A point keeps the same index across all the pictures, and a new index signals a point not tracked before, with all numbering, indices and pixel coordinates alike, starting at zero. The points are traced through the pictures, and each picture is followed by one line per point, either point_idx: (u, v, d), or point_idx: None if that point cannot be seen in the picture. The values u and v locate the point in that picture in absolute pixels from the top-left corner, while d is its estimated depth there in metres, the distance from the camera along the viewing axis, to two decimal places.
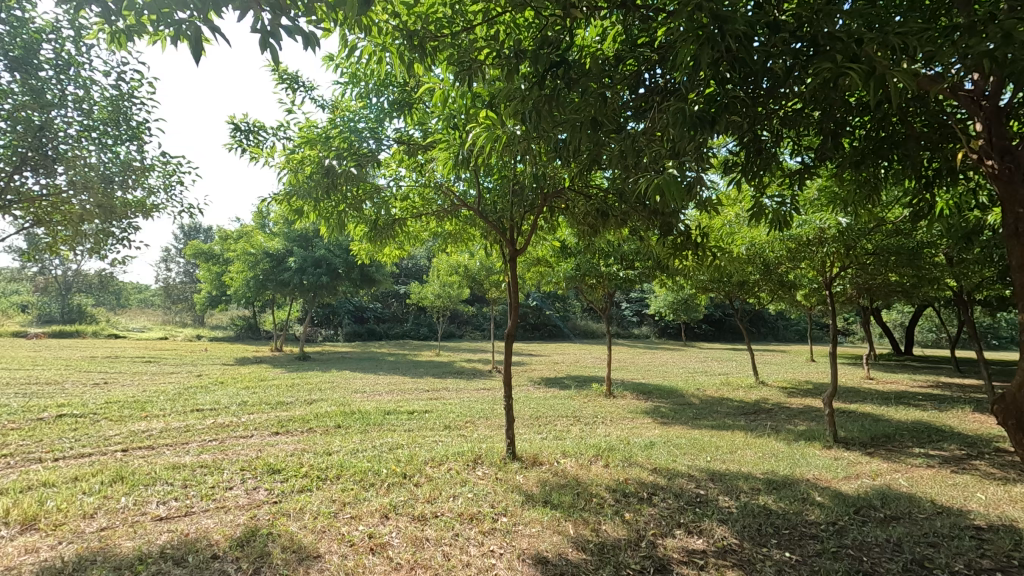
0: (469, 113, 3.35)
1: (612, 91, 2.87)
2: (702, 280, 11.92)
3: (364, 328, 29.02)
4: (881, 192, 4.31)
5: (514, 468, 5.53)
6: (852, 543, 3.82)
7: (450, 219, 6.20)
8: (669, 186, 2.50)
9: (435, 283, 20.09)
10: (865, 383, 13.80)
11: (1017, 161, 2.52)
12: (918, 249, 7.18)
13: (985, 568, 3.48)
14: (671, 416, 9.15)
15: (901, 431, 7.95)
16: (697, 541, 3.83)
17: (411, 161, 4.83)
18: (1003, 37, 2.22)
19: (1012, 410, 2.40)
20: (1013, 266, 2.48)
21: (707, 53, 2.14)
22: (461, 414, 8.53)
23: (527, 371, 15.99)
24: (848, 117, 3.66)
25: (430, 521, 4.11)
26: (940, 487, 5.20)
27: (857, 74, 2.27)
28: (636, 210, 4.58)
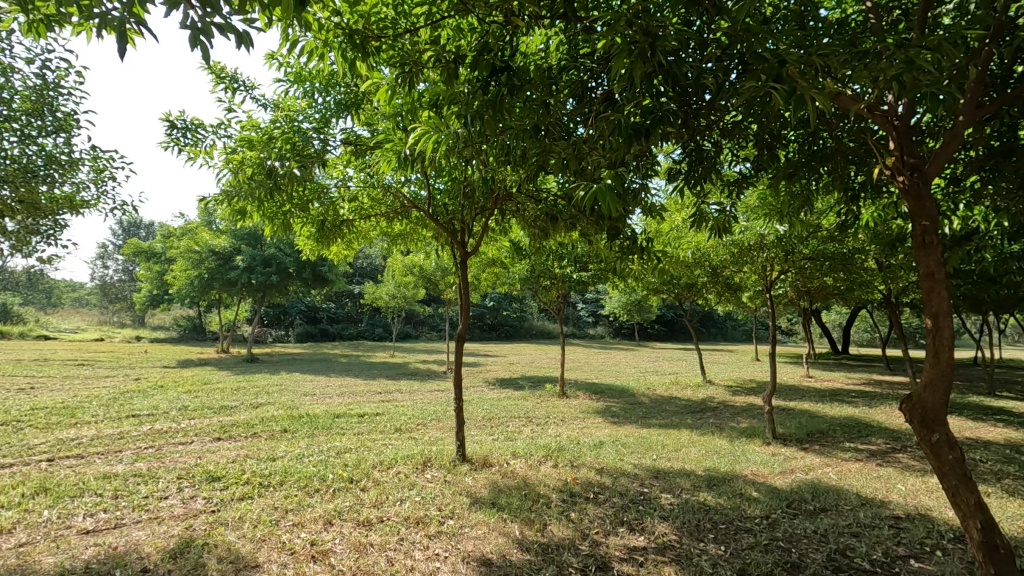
0: (414, 116, 3.34)
1: (555, 99, 2.92)
2: (652, 282, 12.27)
3: (317, 328, 28.32)
4: (813, 203, 4.55)
5: (463, 470, 5.54)
6: (782, 535, 4.02)
7: (401, 219, 6.16)
8: (604, 194, 2.57)
9: (390, 283, 19.84)
10: (805, 381, 14.50)
11: (924, 177, 2.71)
12: (849, 256, 7.62)
13: (900, 554, 3.72)
14: (621, 415, 9.36)
15: (833, 427, 8.41)
16: (638, 539, 3.95)
17: (359, 161, 4.78)
18: (907, 62, 2.41)
19: (917, 409, 2.56)
20: (922, 273, 2.64)
21: (638, 70, 2.20)
22: (413, 416, 8.46)
23: (481, 371, 16.00)
24: (782, 131, 3.84)
25: (376, 526, 4.07)
26: (865, 480, 5.53)
27: (779, 94, 2.39)
28: (583, 216, 4.68)
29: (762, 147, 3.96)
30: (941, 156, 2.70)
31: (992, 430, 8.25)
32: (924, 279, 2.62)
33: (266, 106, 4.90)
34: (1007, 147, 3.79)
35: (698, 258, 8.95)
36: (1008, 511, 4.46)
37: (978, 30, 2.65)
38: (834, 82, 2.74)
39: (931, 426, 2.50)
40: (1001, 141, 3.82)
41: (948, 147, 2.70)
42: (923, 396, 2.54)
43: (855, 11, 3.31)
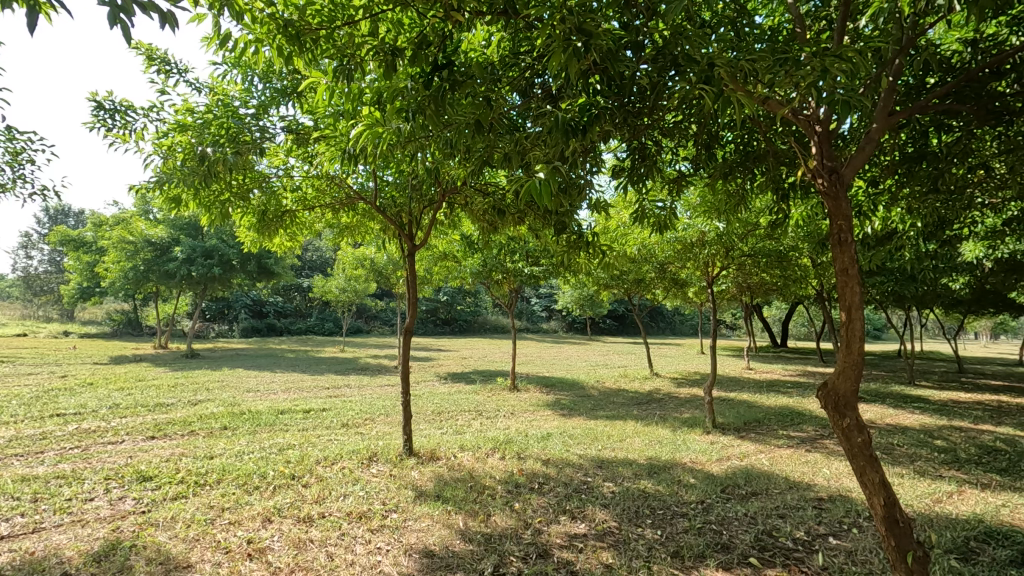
0: (357, 107, 3.28)
1: (496, 95, 2.93)
2: (602, 277, 12.52)
3: (263, 323, 27.41)
4: (749, 202, 4.75)
5: (410, 464, 5.52)
6: (715, 519, 4.21)
7: (347, 211, 6.07)
8: (541, 189, 2.61)
9: (339, 276, 19.44)
10: (746, 373, 15.18)
11: (840, 180, 2.89)
12: (785, 253, 8.00)
13: (821, 533, 3.97)
14: (570, 407, 9.54)
15: (769, 416, 8.85)
16: (579, 526, 4.05)
17: (301, 151, 4.67)
18: (824, 70, 2.55)
19: (831, 396, 2.73)
20: (838, 269, 2.81)
21: (573, 69, 2.24)
22: (361, 411, 8.34)
23: (433, 366, 15.94)
24: (719, 132, 4.00)
25: (317, 522, 4.01)
26: (794, 465, 5.86)
27: (709, 96, 2.48)
28: (530, 210, 4.74)
29: (700, 146, 4.12)
30: (857, 161, 2.90)
31: (909, 416, 8.89)
32: (839, 274, 2.79)
33: (201, 90, 4.71)
34: (918, 153, 4.09)
35: (643, 254, 9.21)
36: (918, 490, 4.84)
37: (889, 43, 2.85)
38: (762, 87, 2.87)
39: (842, 411, 2.67)
40: (914, 147, 4.12)
41: (863, 152, 2.89)
42: (837, 383, 2.70)
43: (785, 20, 3.48)
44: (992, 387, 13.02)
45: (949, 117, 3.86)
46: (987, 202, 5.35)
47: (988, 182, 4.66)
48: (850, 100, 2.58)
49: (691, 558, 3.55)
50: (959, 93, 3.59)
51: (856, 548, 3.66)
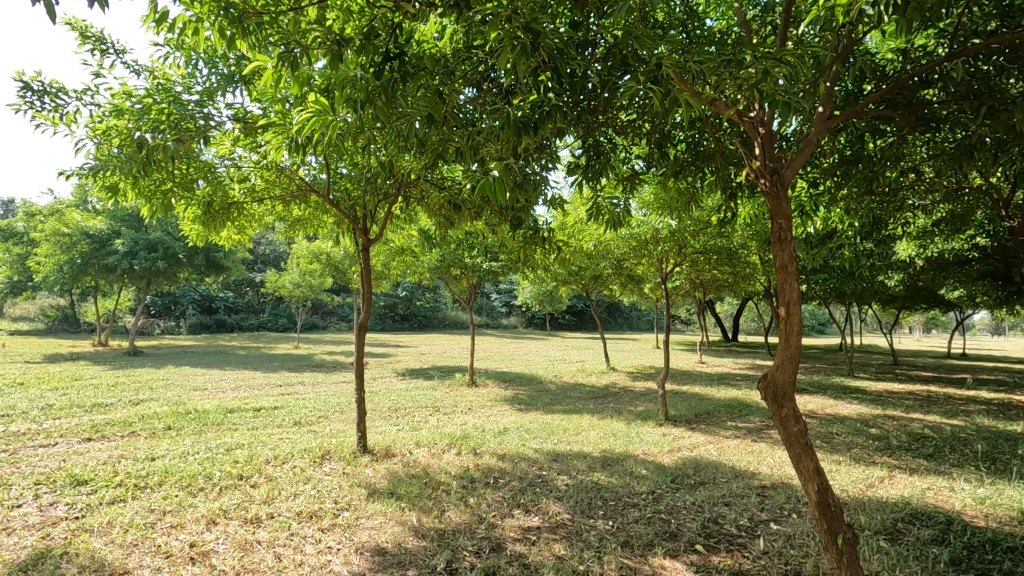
0: (306, 97, 3.19)
1: (450, 88, 2.88)
2: (560, 273, 12.67)
3: (213, 318, 26.45)
4: (699, 200, 4.87)
5: (364, 461, 5.45)
6: (665, 508, 4.34)
7: (298, 204, 5.92)
8: (491, 185, 2.61)
9: (294, 271, 18.96)
10: (698, 367, 15.67)
11: (780, 180, 3.02)
12: (734, 251, 8.29)
13: (762, 519, 4.14)
14: (528, 402, 9.63)
15: (718, 408, 9.17)
16: (533, 519, 4.10)
17: (248, 141, 4.52)
18: (763, 72, 2.65)
19: (770, 387, 2.84)
20: (779, 265, 2.92)
21: (522, 65, 2.24)
22: (314, 409, 8.17)
23: (391, 361, 15.77)
24: (670, 132, 4.10)
25: (265, 523, 3.91)
26: (740, 455, 6.10)
27: (656, 94, 2.54)
28: (486, 206, 4.74)
29: (652, 145, 4.20)
30: (796, 163, 3.02)
31: (847, 407, 9.38)
32: (779, 271, 2.91)
33: (141, 73, 4.48)
34: (855, 156, 4.30)
35: (600, 250, 9.36)
36: (853, 476, 5.12)
37: (826, 48, 2.98)
38: (709, 89, 2.95)
39: (781, 402, 2.79)
40: (852, 150, 4.33)
41: (802, 154, 3.02)
42: (776, 375, 2.81)
43: (732, 25, 3.58)
44: (921, 378, 13.88)
45: (883, 122, 4.07)
46: (917, 204, 5.69)
47: (918, 185, 4.96)
48: (790, 102, 2.67)
49: (640, 547, 3.63)
50: (891, 99, 3.78)
51: (794, 533, 3.83)
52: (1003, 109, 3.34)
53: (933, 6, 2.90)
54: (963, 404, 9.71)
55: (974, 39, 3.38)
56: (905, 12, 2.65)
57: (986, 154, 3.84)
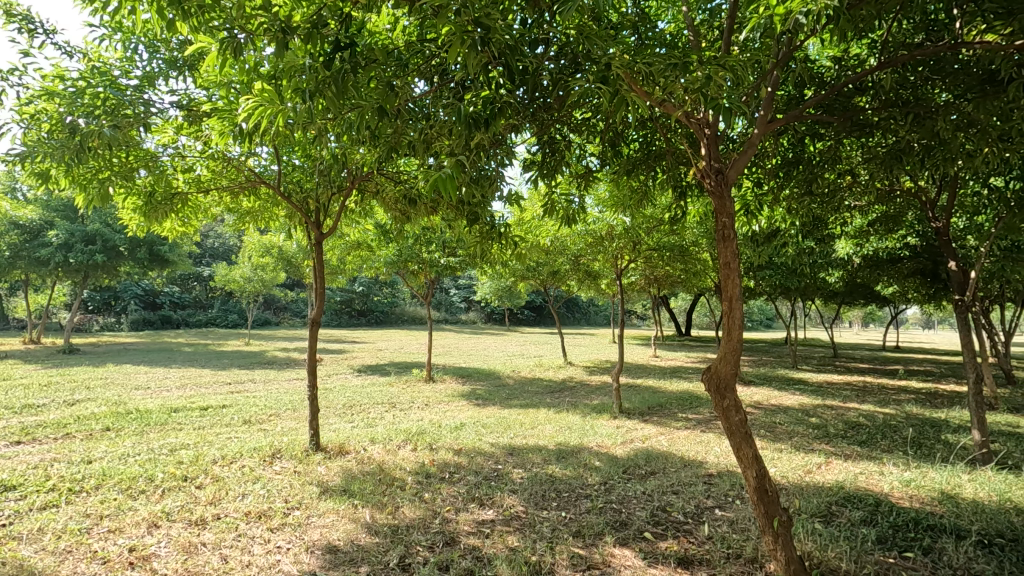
0: (253, 86, 3.10)
1: (403, 82, 2.84)
2: (518, 268, 12.75)
3: (157, 314, 25.32)
4: (651, 198, 4.99)
5: (316, 459, 5.36)
6: (616, 498, 4.45)
7: (247, 197, 5.75)
8: (441, 181, 2.59)
9: (245, 265, 18.38)
10: (653, 361, 16.08)
11: (723, 179, 3.13)
12: (686, 248, 8.56)
13: (708, 506, 4.31)
14: (486, 397, 9.67)
15: (670, 400, 9.44)
16: (487, 512, 4.13)
17: (192, 129, 4.36)
18: (707, 76, 2.73)
19: (713, 379, 2.95)
20: (723, 261, 3.04)
21: (471, 60, 2.24)
22: (265, 407, 7.95)
23: (346, 358, 15.50)
24: (623, 131, 4.19)
25: (210, 525, 3.79)
26: (690, 445, 6.32)
27: (605, 94, 2.58)
28: (443, 201, 4.72)
29: (606, 143, 4.29)
30: (740, 164, 3.14)
31: (790, 397, 9.83)
32: (722, 267, 3.03)
33: (74, 55, 4.24)
34: (796, 157, 4.50)
35: (557, 246, 9.47)
36: (793, 463, 5.38)
37: (767, 54, 3.09)
38: (658, 90, 3.03)
39: (723, 393, 2.90)
40: (793, 152, 4.53)
41: (745, 156, 3.14)
42: (718, 367, 2.93)
43: (682, 28, 3.69)
44: (858, 369, 14.70)
45: (822, 127, 4.27)
46: (855, 205, 6.00)
47: (854, 187, 5.23)
48: (732, 105, 2.77)
49: (591, 536, 3.72)
50: (829, 105, 3.96)
51: (737, 518, 4.00)
52: (928, 117, 3.56)
53: (863, 17, 3.07)
54: (894, 394, 10.34)
55: (902, 50, 3.59)
56: (838, 23, 2.79)
57: (914, 159, 4.08)
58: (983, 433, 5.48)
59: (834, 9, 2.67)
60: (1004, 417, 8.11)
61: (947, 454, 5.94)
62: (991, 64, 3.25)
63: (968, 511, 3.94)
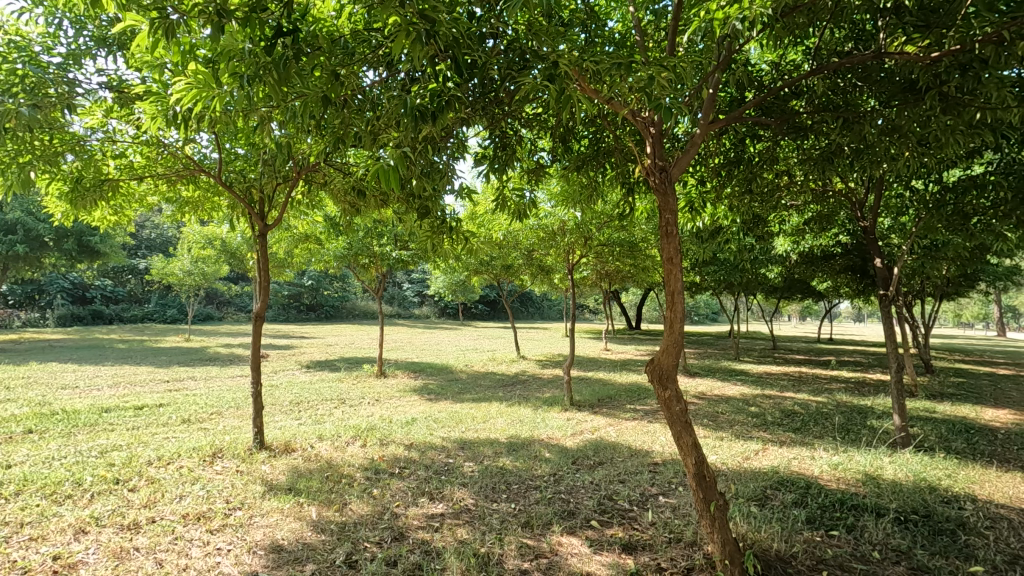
0: (188, 68, 2.96)
1: (349, 71, 2.77)
2: (471, 262, 12.73)
3: (87, 309, 23.79)
4: (600, 193, 5.08)
5: (260, 458, 5.20)
6: (565, 488, 4.54)
7: (187, 186, 5.50)
8: (384, 173, 2.54)
9: (184, 257, 17.55)
10: (604, 354, 16.44)
11: (666, 177, 3.23)
12: (634, 244, 8.79)
13: (653, 493, 4.44)
14: (438, 391, 9.63)
15: (619, 392, 9.68)
16: (437, 506, 4.12)
17: (123, 113, 4.12)
18: (650, 77, 2.80)
19: (656, 370, 3.04)
20: (666, 256, 3.13)
21: (416, 53, 2.21)
22: (206, 405, 7.64)
23: (293, 354, 15.03)
24: (574, 127, 4.24)
25: (144, 528, 3.62)
26: (636, 435, 6.51)
27: (551, 92, 2.61)
28: (392, 193, 4.64)
29: (557, 139, 4.33)
30: (682, 162, 3.25)
31: (732, 388, 10.27)
32: (665, 262, 3.13)
33: None
34: (737, 158, 4.70)
35: (510, 240, 9.50)
36: (733, 450, 5.63)
37: (709, 57, 3.20)
38: (604, 88, 3.09)
39: (665, 383, 3.00)
40: (734, 152, 4.70)
41: (687, 155, 3.25)
42: (661, 359, 3.02)
43: (630, 28, 3.77)
44: (795, 361, 15.50)
45: (761, 129, 4.46)
46: (792, 204, 6.30)
47: (791, 187, 5.48)
48: (672, 106, 2.85)
49: (539, 526, 3.78)
50: (767, 108, 4.14)
51: (679, 504, 4.16)
52: (856, 123, 3.77)
53: (797, 25, 3.22)
54: (827, 383, 10.98)
55: (833, 58, 3.79)
56: (773, 30, 2.92)
57: (843, 161, 4.31)
58: (903, 419, 5.89)
59: (768, 16, 2.78)
60: (922, 403, 8.75)
61: (872, 439, 6.35)
62: (911, 75, 3.48)
63: (887, 491, 4.24)
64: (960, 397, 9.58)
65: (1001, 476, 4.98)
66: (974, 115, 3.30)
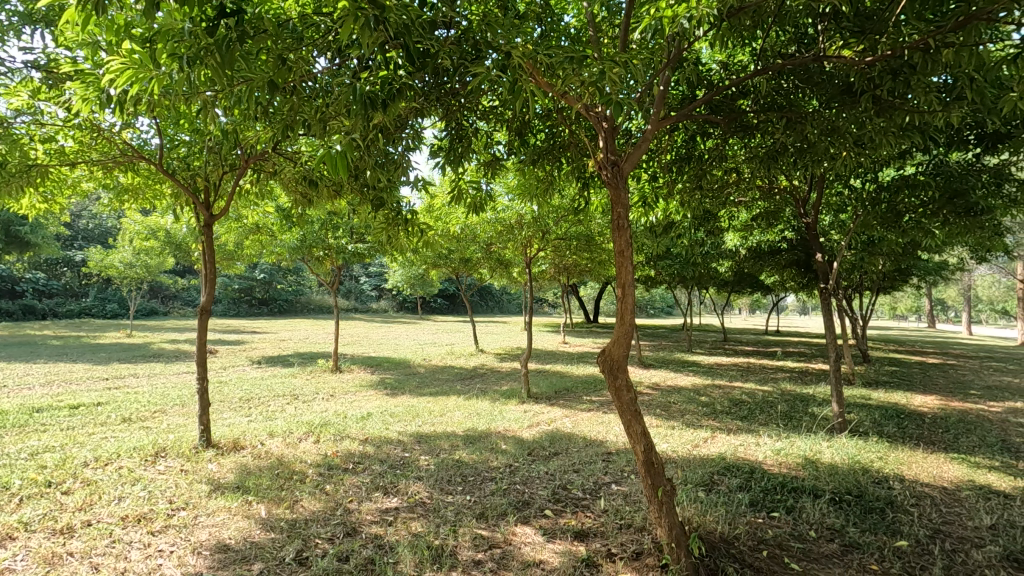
0: (122, 46, 2.79)
1: (297, 56, 2.67)
2: (429, 256, 12.64)
3: (17, 304, 22.30)
4: (557, 187, 5.11)
5: (207, 456, 5.02)
6: (520, 479, 4.58)
7: (126, 173, 5.23)
8: (332, 162, 2.47)
9: (126, 250, 16.71)
10: (562, 347, 16.66)
11: (617, 172, 3.29)
12: (590, 238, 8.92)
13: (606, 481, 4.54)
14: (395, 386, 9.54)
15: (576, 384, 9.84)
16: (391, 501, 4.09)
17: (52, 94, 3.88)
18: (602, 72, 2.82)
19: (607, 361, 3.10)
20: (618, 249, 3.19)
21: (365, 38, 2.17)
22: (148, 403, 7.31)
23: (243, 349, 14.56)
24: (530, 120, 4.25)
25: (80, 532, 3.46)
26: (591, 426, 6.64)
27: (503, 83, 2.60)
28: (346, 183, 4.53)
29: (512, 132, 4.33)
30: (634, 158, 3.31)
31: (684, 378, 10.60)
32: (616, 254, 3.19)
33: None
34: (688, 154, 4.81)
35: (467, 234, 9.46)
36: (683, 438, 5.81)
37: (659, 54, 3.25)
38: (558, 83, 3.10)
39: (616, 373, 3.07)
40: (686, 148, 4.82)
41: (639, 150, 3.31)
42: (612, 350, 3.07)
43: (584, 24, 3.80)
44: (743, 352, 16.14)
45: (711, 127, 4.58)
46: (740, 200, 6.53)
47: (739, 184, 5.67)
48: (622, 101, 2.89)
49: (494, 517, 3.80)
50: (716, 105, 4.25)
51: (631, 492, 4.26)
52: (799, 123, 3.94)
53: (743, 27, 3.33)
54: (772, 373, 11.48)
55: (778, 58, 3.93)
56: (720, 28, 2.98)
57: (787, 160, 4.49)
58: (840, 405, 6.23)
59: (715, 16, 2.86)
60: (858, 391, 9.26)
61: (812, 425, 6.68)
62: (849, 77, 3.64)
63: (824, 474, 4.48)
64: (892, 384, 10.20)
65: (926, 457, 5.34)
66: (904, 117, 3.50)
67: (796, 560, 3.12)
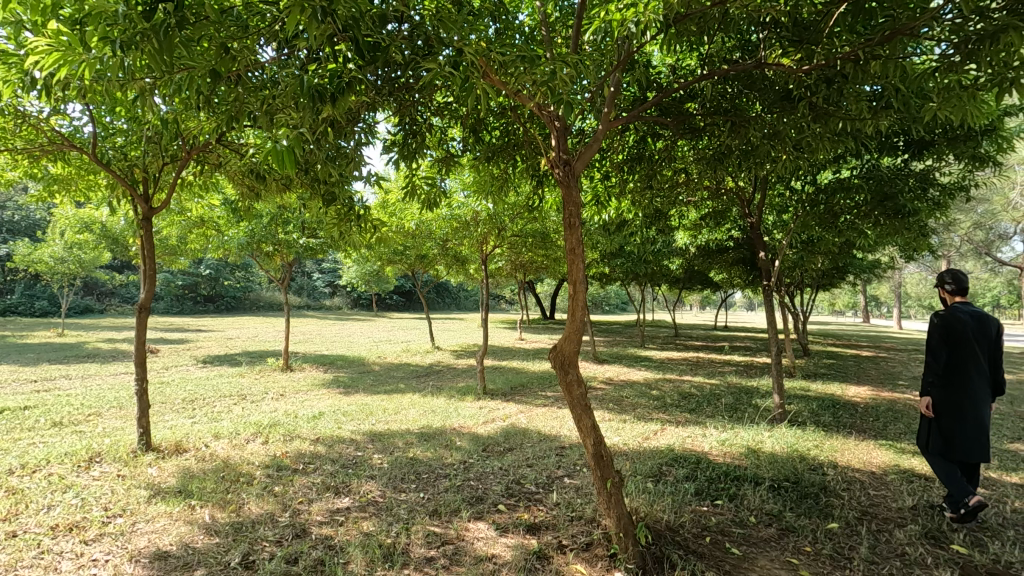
0: (49, 28, 2.63)
1: (242, 45, 2.59)
2: (385, 252, 12.45)
3: None
4: (512, 185, 5.14)
5: (146, 460, 4.81)
6: (474, 476, 4.59)
7: (55, 162, 4.93)
8: (277, 155, 2.41)
9: (57, 243, 15.71)
10: (519, 343, 16.77)
11: (569, 170, 3.34)
12: (546, 235, 9.00)
13: (559, 475, 4.62)
14: (348, 384, 9.38)
15: (531, 380, 9.93)
16: (342, 501, 4.03)
17: None
18: (553, 72, 2.85)
19: (559, 356, 3.15)
20: (569, 247, 3.23)
21: (312, 30, 2.12)
22: (82, 406, 6.92)
23: (188, 348, 13.96)
24: (485, 117, 4.25)
25: (4, 544, 3.25)
26: (546, 420, 6.73)
27: (454, 79, 2.58)
28: (295, 177, 4.42)
29: (467, 128, 4.32)
30: (585, 157, 3.37)
31: (637, 373, 10.86)
32: (568, 252, 3.25)
33: None
34: (639, 154, 4.92)
35: (422, 231, 9.37)
36: (634, 431, 5.96)
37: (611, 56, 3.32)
38: (512, 81, 3.11)
39: (567, 368, 3.12)
40: (637, 147, 4.93)
41: (590, 149, 3.37)
42: (564, 346, 3.12)
43: (539, 23, 3.83)
44: (693, 347, 16.68)
45: (661, 128, 4.71)
46: (689, 200, 6.73)
47: (688, 184, 5.85)
48: (573, 101, 2.93)
49: (447, 514, 3.81)
50: (666, 107, 4.37)
51: (583, 484, 4.36)
52: (743, 126, 4.10)
53: (689, 33, 3.43)
54: (720, 367, 11.92)
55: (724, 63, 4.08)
56: (668, 32, 3.06)
57: (732, 161, 4.66)
58: (780, 396, 6.55)
59: (662, 22, 2.94)
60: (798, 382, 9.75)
61: (755, 416, 6.99)
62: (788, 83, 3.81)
63: (765, 462, 4.71)
64: (829, 376, 10.79)
65: (857, 444, 5.68)
66: (838, 124, 3.69)
67: (736, 545, 3.27)
